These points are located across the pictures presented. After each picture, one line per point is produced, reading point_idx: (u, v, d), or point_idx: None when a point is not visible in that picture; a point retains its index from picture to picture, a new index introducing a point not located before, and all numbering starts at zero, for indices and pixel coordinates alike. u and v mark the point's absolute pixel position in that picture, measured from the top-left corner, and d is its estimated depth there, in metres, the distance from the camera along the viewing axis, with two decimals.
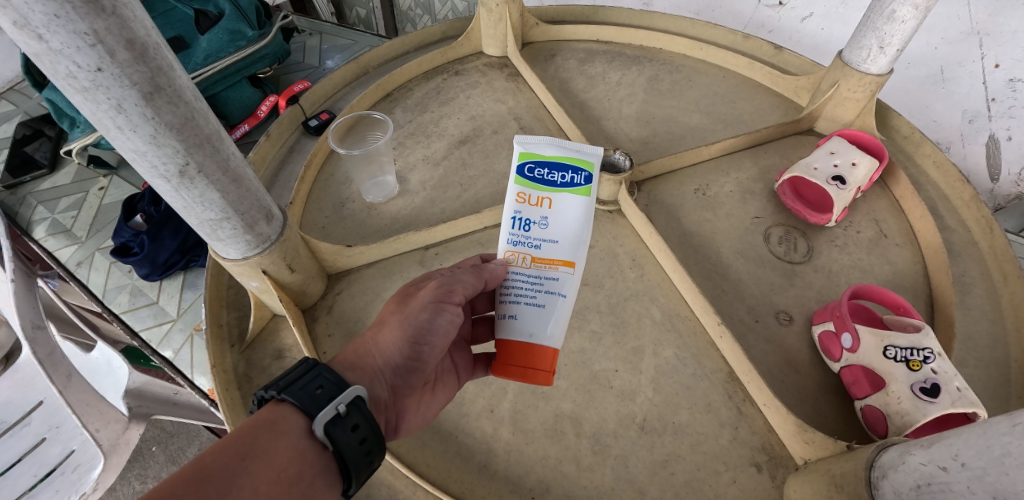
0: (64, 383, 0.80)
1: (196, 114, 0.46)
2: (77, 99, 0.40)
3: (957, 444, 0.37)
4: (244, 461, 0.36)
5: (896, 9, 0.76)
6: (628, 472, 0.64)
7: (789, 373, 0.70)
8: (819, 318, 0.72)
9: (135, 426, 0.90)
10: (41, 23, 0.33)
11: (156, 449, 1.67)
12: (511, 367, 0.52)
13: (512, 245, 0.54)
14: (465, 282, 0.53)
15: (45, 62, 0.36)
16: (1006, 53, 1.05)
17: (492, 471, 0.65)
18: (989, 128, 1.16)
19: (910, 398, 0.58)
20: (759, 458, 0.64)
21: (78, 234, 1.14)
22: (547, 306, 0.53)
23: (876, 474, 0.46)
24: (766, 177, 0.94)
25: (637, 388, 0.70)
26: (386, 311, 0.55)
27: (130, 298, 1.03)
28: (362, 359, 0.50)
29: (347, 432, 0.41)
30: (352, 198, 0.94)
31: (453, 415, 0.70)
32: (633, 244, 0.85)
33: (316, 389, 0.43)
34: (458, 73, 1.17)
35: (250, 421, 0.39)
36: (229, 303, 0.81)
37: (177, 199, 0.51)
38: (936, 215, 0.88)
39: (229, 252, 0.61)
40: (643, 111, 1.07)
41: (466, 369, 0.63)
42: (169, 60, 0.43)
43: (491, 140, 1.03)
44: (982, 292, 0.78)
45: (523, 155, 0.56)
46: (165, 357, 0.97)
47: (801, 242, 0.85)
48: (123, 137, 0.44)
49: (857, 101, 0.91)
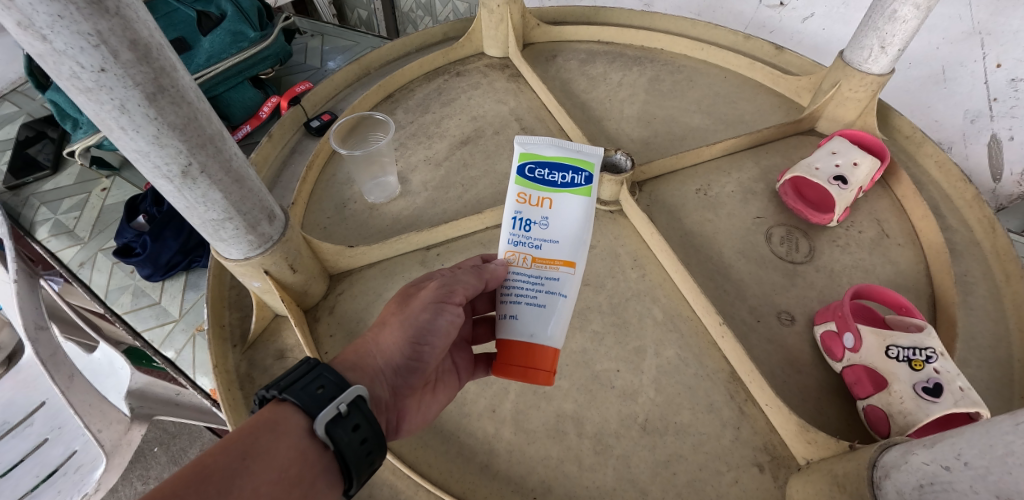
0: (66, 383, 0.80)
1: (199, 114, 0.47)
2: (80, 99, 0.40)
3: (960, 443, 0.37)
4: (245, 461, 0.36)
5: (896, 9, 0.76)
6: (630, 472, 0.64)
7: (791, 373, 0.70)
8: (821, 318, 0.72)
9: (137, 426, 0.90)
10: (46, 23, 0.33)
11: (157, 449, 1.67)
12: (512, 367, 0.52)
13: (512, 246, 0.55)
14: (465, 282, 0.53)
15: (50, 62, 0.37)
16: (1008, 52, 1.05)
17: (493, 471, 0.65)
18: (991, 128, 1.16)
19: (913, 398, 0.58)
20: (762, 458, 0.64)
21: (80, 235, 1.14)
22: (548, 306, 0.53)
23: (879, 473, 0.46)
24: (768, 178, 0.94)
25: (639, 388, 0.70)
26: (387, 312, 0.55)
27: (132, 299, 1.04)
28: (363, 359, 0.50)
29: (348, 432, 0.41)
30: (354, 199, 0.94)
31: (455, 415, 0.70)
32: (634, 244, 0.85)
33: (317, 389, 0.43)
34: (459, 74, 1.17)
35: (251, 421, 0.39)
36: (231, 303, 0.81)
37: (180, 200, 0.51)
38: (938, 214, 0.88)
39: (230, 252, 0.61)
40: (644, 111, 1.07)
41: (466, 370, 0.63)
42: (173, 60, 0.43)
43: (492, 141, 1.04)
44: (984, 291, 0.77)
45: (523, 156, 0.56)
46: (167, 357, 0.97)
47: (803, 242, 0.85)
48: (126, 137, 0.44)
49: (859, 101, 0.91)
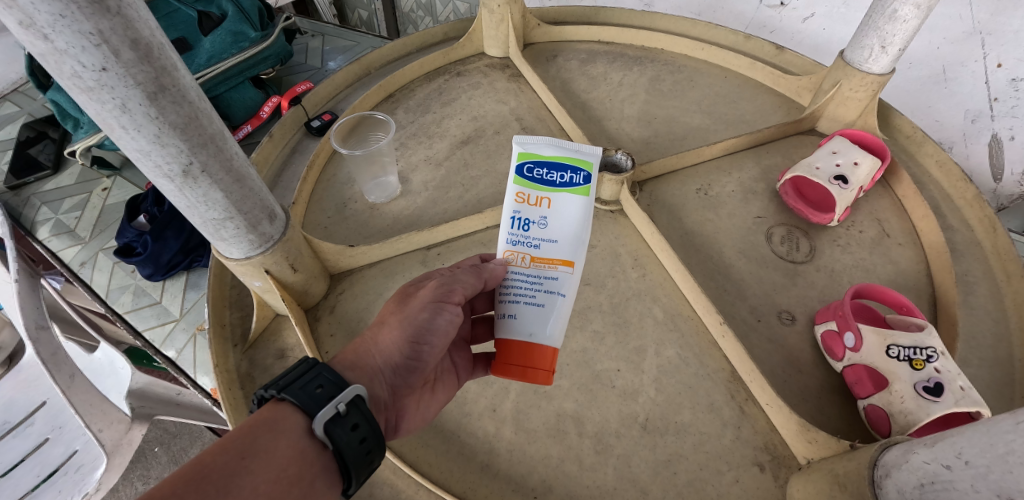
0: (67, 382, 0.80)
1: (200, 114, 0.47)
2: (82, 99, 0.40)
3: (960, 442, 0.37)
4: (244, 460, 0.37)
5: (897, 8, 0.76)
6: (630, 472, 0.64)
7: (792, 373, 0.70)
8: (822, 317, 0.71)
9: (139, 426, 0.91)
10: (47, 23, 0.33)
11: (158, 449, 1.67)
12: (511, 366, 0.52)
13: (511, 245, 0.55)
14: (465, 281, 0.53)
15: (51, 62, 0.37)
16: (1008, 52, 1.05)
17: (494, 470, 0.65)
18: (991, 128, 1.16)
19: (913, 397, 0.58)
20: (762, 458, 0.64)
21: (82, 235, 1.15)
22: (547, 305, 0.53)
23: (880, 473, 0.46)
24: (768, 177, 0.94)
25: (639, 388, 0.70)
26: (386, 311, 0.55)
27: (133, 298, 1.04)
28: (362, 358, 0.50)
29: (347, 432, 0.41)
30: (355, 198, 0.94)
31: (455, 414, 0.70)
32: (635, 244, 0.85)
33: (316, 388, 0.43)
34: (460, 74, 1.17)
35: (250, 420, 0.39)
36: (231, 302, 0.81)
37: (181, 199, 0.52)
38: (938, 214, 0.88)
39: (231, 252, 0.61)
40: (645, 111, 1.07)
41: (466, 369, 0.63)
42: (174, 60, 0.43)
43: (493, 140, 1.04)
44: (985, 291, 0.77)
45: (522, 155, 0.56)
46: (168, 357, 0.97)
47: (803, 241, 0.85)
48: (127, 137, 0.44)
49: (859, 100, 0.91)
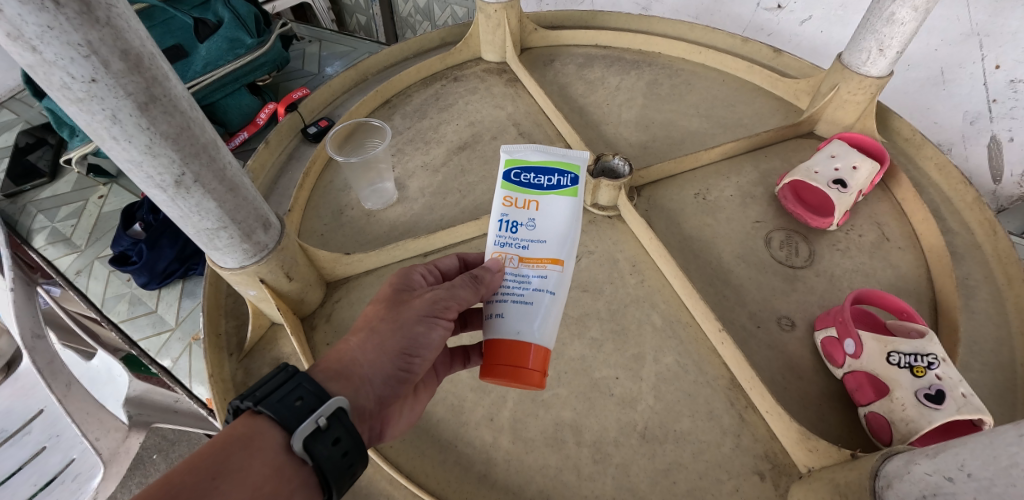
0: (63, 392, 0.79)
1: (191, 123, 0.46)
2: (72, 110, 0.39)
3: (963, 454, 0.36)
4: (215, 480, 0.36)
5: (895, 11, 0.76)
6: (629, 481, 0.63)
7: (792, 381, 0.70)
8: (823, 323, 0.71)
9: (135, 434, 0.90)
10: (35, 34, 0.33)
11: (156, 456, 1.66)
12: (499, 367, 0.50)
13: (499, 247, 0.55)
14: (461, 298, 0.52)
15: (40, 73, 0.36)
16: (1007, 53, 1.04)
17: (491, 481, 0.64)
18: (990, 129, 1.15)
19: (914, 405, 0.58)
20: (762, 466, 0.63)
21: (77, 242, 1.14)
22: (535, 303, 0.52)
23: (881, 483, 0.45)
24: (766, 182, 0.93)
25: (638, 396, 0.70)
26: (375, 316, 0.52)
27: (129, 307, 1.03)
28: (349, 367, 0.48)
29: (328, 446, 0.41)
30: (352, 205, 0.94)
31: (453, 424, 0.69)
32: (633, 250, 0.85)
33: (295, 401, 0.41)
34: (458, 79, 1.17)
35: (224, 436, 0.39)
36: (227, 311, 0.81)
37: (174, 208, 0.51)
38: (938, 217, 0.87)
39: (225, 261, 0.61)
40: (643, 115, 1.06)
41: (443, 367, 0.62)
42: (164, 70, 0.42)
43: (490, 146, 1.03)
44: (986, 295, 0.77)
45: (510, 162, 0.58)
46: (164, 366, 0.97)
47: (802, 246, 0.84)
48: (118, 146, 0.43)
49: (858, 103, 0.90)
